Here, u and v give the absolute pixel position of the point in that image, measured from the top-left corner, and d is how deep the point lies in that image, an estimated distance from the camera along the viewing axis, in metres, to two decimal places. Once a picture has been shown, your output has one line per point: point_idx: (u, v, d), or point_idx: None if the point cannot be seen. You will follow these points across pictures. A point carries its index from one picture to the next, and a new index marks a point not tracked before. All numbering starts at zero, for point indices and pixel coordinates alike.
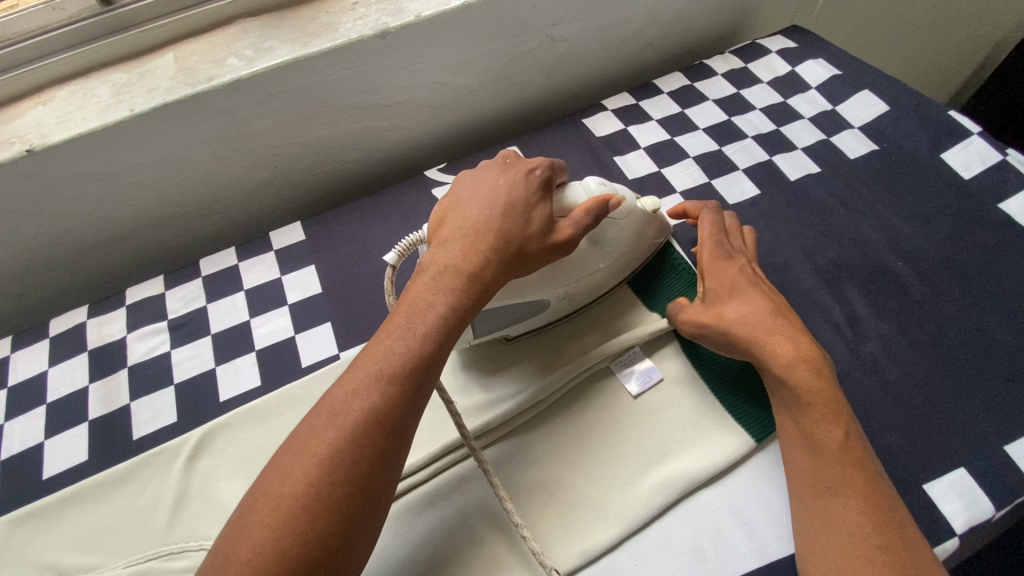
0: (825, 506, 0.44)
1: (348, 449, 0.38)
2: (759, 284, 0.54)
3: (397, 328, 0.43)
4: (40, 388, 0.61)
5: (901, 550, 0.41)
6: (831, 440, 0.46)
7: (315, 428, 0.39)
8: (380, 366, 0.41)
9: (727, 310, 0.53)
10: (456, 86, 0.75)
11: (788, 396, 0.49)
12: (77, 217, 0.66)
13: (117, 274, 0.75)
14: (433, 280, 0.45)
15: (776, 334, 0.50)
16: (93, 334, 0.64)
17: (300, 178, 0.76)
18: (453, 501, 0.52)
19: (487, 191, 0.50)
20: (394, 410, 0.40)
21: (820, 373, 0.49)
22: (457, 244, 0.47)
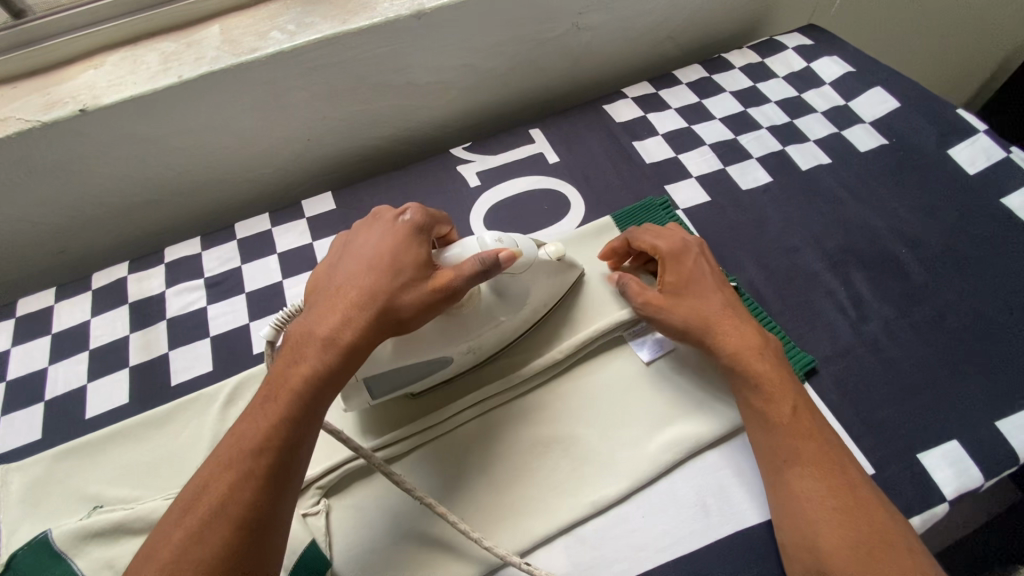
0: (784, 476, 0.47)
1: (209, 533, 0.38)
2: (715, 287, 0.57)
3: (259, 403, 0.44)
4: (83, 336, 0.65)
5: (859, 510, 0.44)
6: (783, 415, 0.49)
7: (188, 507, 0.40)
8: (234, 446, 0.42)
9: (689, 311, 0.55)
10: (483, 68, 0.78)
11: (740, 382, 0.52)
12: (120, 177, 0.70)
13: (153, 236, 0.78)
14: (290, 352, 0.46)
15: (719, 329, 0.54)
16: (133, 288, 0.68)
17: (331, 151, 0.79)
18: (470, 453, 0.55)
19: (355, 252, 0.50)
20: (252, 490, 0.40)
21: (768, 360, 0.52)
22: (313, 315, 0.47)
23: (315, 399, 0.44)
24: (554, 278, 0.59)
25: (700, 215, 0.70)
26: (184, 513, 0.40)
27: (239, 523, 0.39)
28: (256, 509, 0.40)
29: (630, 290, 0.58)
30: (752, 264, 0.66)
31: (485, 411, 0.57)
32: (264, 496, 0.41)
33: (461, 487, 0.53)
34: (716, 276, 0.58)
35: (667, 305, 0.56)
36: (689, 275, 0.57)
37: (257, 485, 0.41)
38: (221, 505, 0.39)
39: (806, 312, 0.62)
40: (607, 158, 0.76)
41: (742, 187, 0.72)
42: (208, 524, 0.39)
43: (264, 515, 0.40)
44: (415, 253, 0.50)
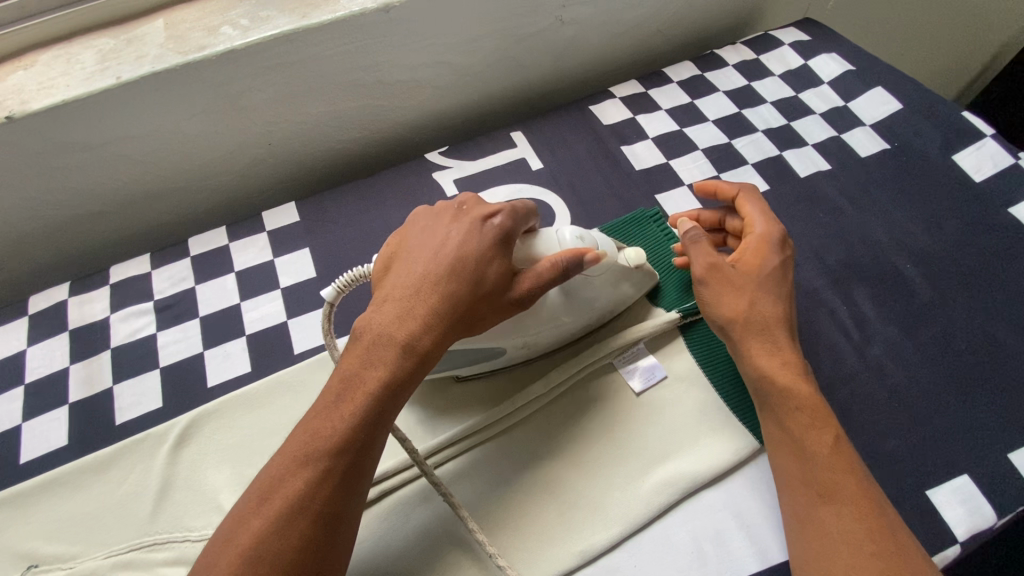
0: (817, 514, 0.43)
1: (274, 540, 0.37)
2: (787, 293, 0.52)
3: (330, 401, 0.41)
4: (18, 368, 0.58)
5: (898, 553, 0.40)
6: (821, 447, 0.45)
7: (257, 507, 0.38)
8: (303, 447, 0.40)
9: (748, 304, 0.50)
10: (460, 66, 0.73)
11: (776, 400, 0.48)
12: (59, 189, 0.63)
13: (100, 251, 0.72)
14: (367, 349, 0.43)
15: (774, 338, 0.49)
16: (75, 312, 0.62)
17: (296, 158, 0.73)
18: (445, 498, 0.50)
19: (428, 244, 0.47)
20: (321, 499, 0.38)
21: (808, 385, 0.48)
22: (392, 308, 0.44)
23: (389, 406, 0.42)
24: (621, 288, 0.55)
25: None
26: (253, 508, 0.38)
27: (310, 532, 0.37)
28: (324, 519, 0.38)
29: (698, 250, 0.53)
30: None
31: (464, 449, 0.52)
32: (331, 506, 0.39)
33: (443, 531, 0.49)
34: (790, 288, 0.53)
35: (730, 287, 0.51)
36: (765, 271, 0.52)
37: (327, 488, 0.39)
38: (292, 506, 0.38)
39: (807, 334, 0.58)
40: (595, 164, 0.71)
41: None
42: (278, 528, 0.37)
43: (334, 518, 0.39)
44: (494, 252, 0.46)
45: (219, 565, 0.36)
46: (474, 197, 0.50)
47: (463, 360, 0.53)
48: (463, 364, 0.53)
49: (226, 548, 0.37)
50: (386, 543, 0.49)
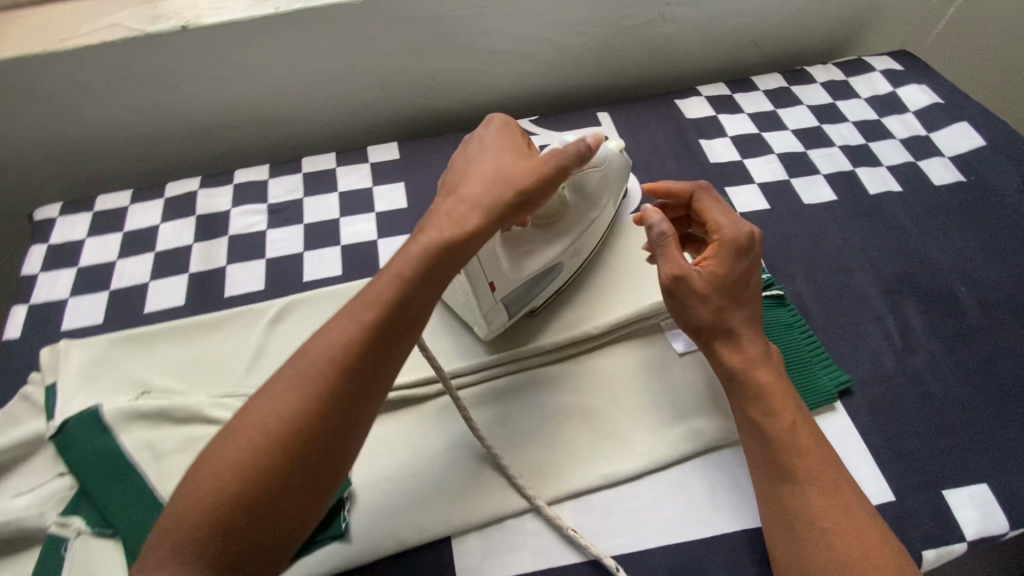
0: (779, 492, 0.46)
1: (303, 404, 0.37)
2: (749, 290, 0.53)
3: (378, 276, 0.40)
4: (151, 239, 0.69)
5: (865, 532, 0.43)
6: (783, 432, 0.47)
7: (289, 370, 0.38)
8: (344, 321, 0.39)
9: (714, 311, 0.51)
10: (563, 45, 0.79)
11: (741, 392, 0.50)
12: (207, 97, 0.74)
13: (224, 159, 0.82)
14: (422, 234, 0.42)
15: (739, 338, 0.51)
16: (202, 202, 0.72)
17: (404, 105, 0.81)
18: (491, 408, 0.57)
19: (488, 147, 0.46)
20: (356, 371, 0.38)
21: (774, 373, 0.50)
22: (454, 198, 0.43)
23: (429, 293, 0.41)
24: (621, 176, 0.63)
25: (757, 221, 0.69)
26: (288, 371, 0.38)
27: (340, 398, 0.38)
28: (354, 387, 0.38)
29: (670, 256, 0.50)
30: (801, 277, 0.65)
31: (513, 370, 0.58)
32: (364, 376, 0.38)
33: (482, 438, 0.55)
34: (754, 278, 0.53)
35: (697, 291, 0.50)
36: (736, 274, 0.51)
37: (365, 363, 0.38)
38: (327, 371, 0.37)
39: (850, 333, 0.61)
40: (672, 151, 0.76)
41: (804, 201, 0.71)
42: (313, 389, 0.37)
43: (363, 392, 0.38)
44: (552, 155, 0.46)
45: (248, 416, 0.37)
46: (501, 116, 0.49)
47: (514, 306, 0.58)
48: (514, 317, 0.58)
49: (260, 407, 0.37)
50: (435, 434, 0.55)
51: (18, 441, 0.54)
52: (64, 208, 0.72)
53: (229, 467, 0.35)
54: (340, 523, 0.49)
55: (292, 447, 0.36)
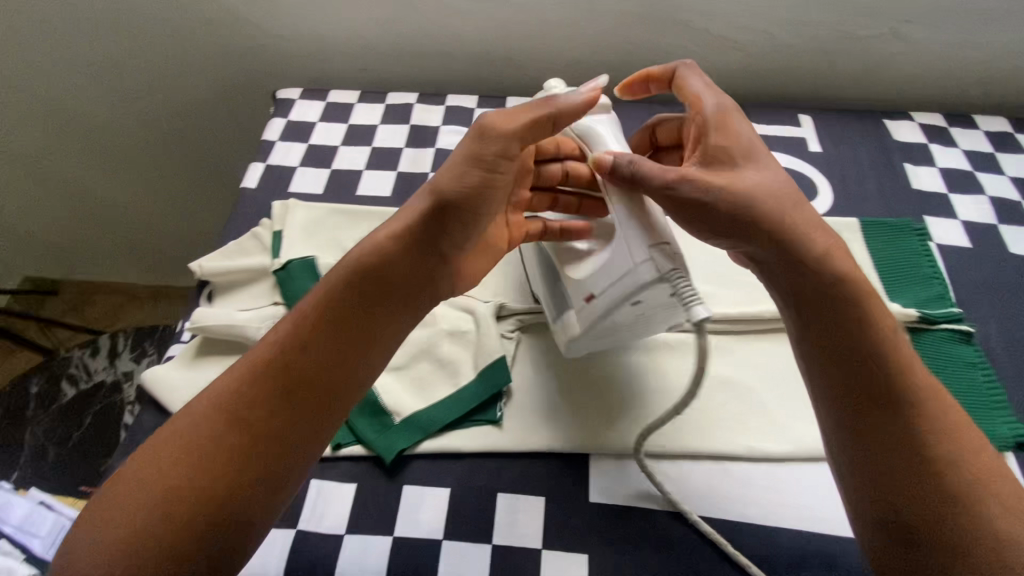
0: (879, 424, 0.41)
1: (229, 415, 0.43)
2: (755, 167, 0.48)
3: (293, 316, 0.47)
4: (371, 135, 0.79)
5: (971, 452, 0.40)
6: (880, 351, 0.43)
7: (218, 400, 0.43)
8: (264, 355, 0.45)
9: (760, 198, 0.46)
10: (780, 42, 0.81)
11: (834, 305, 0.44)
12: (444, 24, 0.83)
13: (435, 85, 0.92)
14: (360, 267, 0.49)
15: (811, 233, 0.46)
16: (417, 115, 0.81)
17: (609, 69, 0.87)
18: (647, 356, 0.60)
19: (452, 169, 0.51)
20: (263, 385, 0.44)
21: (853, 268, 0.45)
22: (401, 224, 0.50)
23: (327, 312, 0.47)
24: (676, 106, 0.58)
25: (953, 255, 0.66)
26: (211, 399, 0.43)
27: (248, 411, 0.43)
28: (277, 399, 0.44)
29: (669, 188, 0.47)
30: (994, 323, 0.61)
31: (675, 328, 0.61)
32: (277, 400, 0.44)
33: (633, 379, 0.58)
34: (742, 148, 0.49)
35: (732, 202, 0.46)
36: (741, 144, 0.49)
37: (271, 375, 0.44)
38: (248, 385, 0.44)
39: None
40: (870, 167, 0.75)
41: (1012, 249, 0.67)
42: (242, 406, 0.43)
43: (289, 399, 0.44)
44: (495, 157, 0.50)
45: (186, 426, 0.42)
46: (491, 113, 0.51)
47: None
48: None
49: (195, 419, 0.42)
50: (590, 363, 0.60)
51: (252, 267, 0.64)
52: (302, 94, 0.84)
53: (169, 466, 0.40)
54: (496, 411, 0.56)
55: (225, 447, 0.42)
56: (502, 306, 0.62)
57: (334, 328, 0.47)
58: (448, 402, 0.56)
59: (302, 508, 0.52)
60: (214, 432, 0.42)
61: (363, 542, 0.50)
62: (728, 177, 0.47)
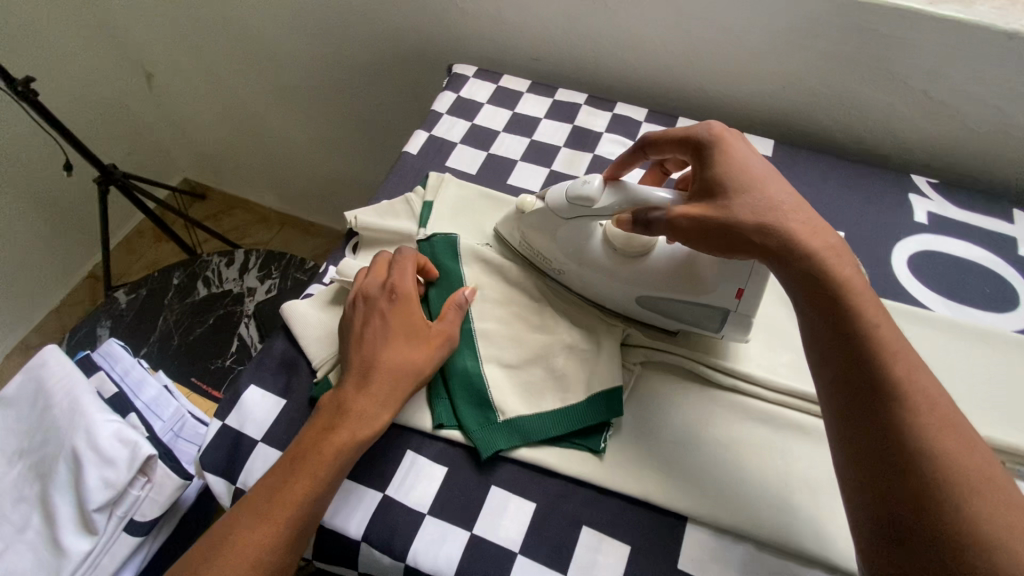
0: (879, 433, 0.38)
1: (282, 528, 0.45)
2: (760, 184, 0.50)
3: (307, 448, 0.48)
4: (533, 127, 0.79)
5: (937, 424, 0.37)
6: (872, 348, 0.41)
7: (261, 520, 0.45)
8: (289, 489, 0.46)
9: (757, 212, 0.48)
10: (1014, 123, 0.70)
11: (819, 303, 0.45)
12: (635, 32, 0.81)
13: (604, 89, 0.90)
14: (325, 459, 0.47)
15: (785, 217, 0.48)
16: (583, 116, 0.80)
17: (797, 111, 0.81)
18: (774, 433, 0.55)
19: (393, 371, 0.51)
20: (301, 504, 0.46)
21: (830, 253, 0.46)
22: (348, 421, 0.49)
23: (346, 435, 0.48)
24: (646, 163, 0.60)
25: None
26: (260, 519, 0.45)
27: (296, 522, 0.46)
28: (317, 504, 0.47)
29: (673, 225, 0.51)
30: None
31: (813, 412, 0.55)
32: (320, 505, 0.47)
33: (753, 453, 0.53)
34: (738, 164, 0.51)
35: (732, 225, 0.48)
36: (747, 166, 0.51)
37: (311, 496, 0.46)
38: (290, 508, 0.46)
39: None
40: None
41: None
42: (292, 521, 0.45)
43: (326, 496, 0.48)
44: (403, 362, 0.52)
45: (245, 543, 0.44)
46: (388, 347, 0.52)
47: (683, 316, 0.58)
48: (694, 325, 0.59)
49: (247, 540, 0.44)
50: (708, 422, 0.55)
51: (399, 231, 0.66)
52: (477, 73, 0.86)
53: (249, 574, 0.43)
54: (600, 441, 0.54)
55: (291, 542, 0.45)
56: (630, 333, 0.60)
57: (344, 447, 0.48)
58: (551, 417, 0.55)
59: (392, 475, 0.53)
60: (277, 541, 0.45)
61: (442, 528, 0.51)
62: (726, 204, 0.49)
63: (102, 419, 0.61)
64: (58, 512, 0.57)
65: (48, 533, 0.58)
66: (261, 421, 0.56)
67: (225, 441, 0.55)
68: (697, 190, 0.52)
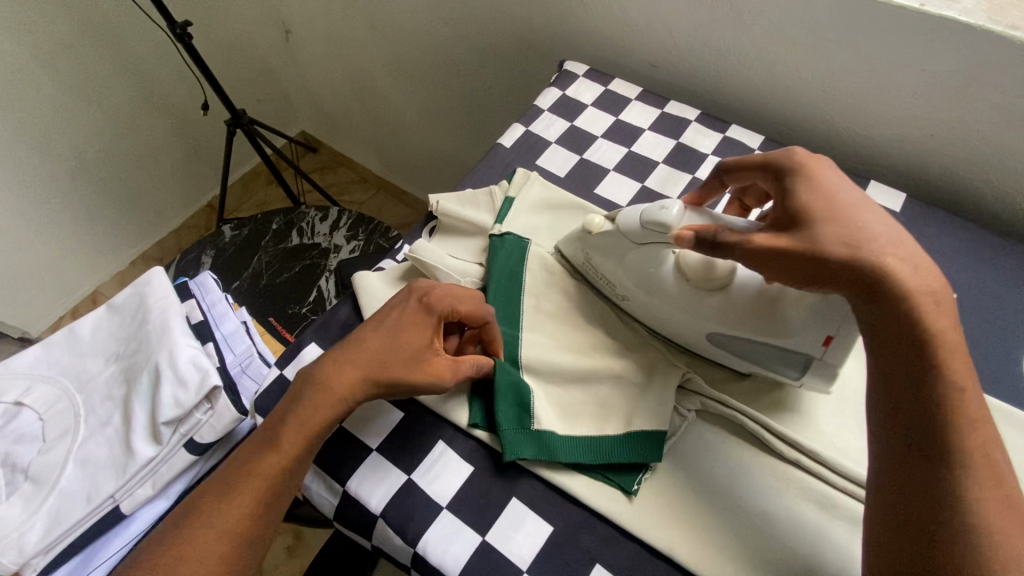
0: (942, 504, 0.37)
1: (241, 476, 0.49)
2: (849, 214, 0.45)
3: (285, 409, 0.51)
4: (633, 137, 0.75)
5: (993, 514, 0.36)
6: (953, 417, 0.39)
7: (234, 467, 0.50)
8: (261, 440, 0.50)
9: (847, 250, 0.43)
10: None
11: (898, 360, 0.41)
12: (765, 51, 0.74)
13: (720, 107, 0.84)
14: (294, 420, 0.50)
15: (892, 255, 0.43)
16: (689, 134, 0.75)
17: (941, 164, 0.71)
18: (828, 519, 0.49)
19: (373, 353, 0.52)
20: (263, 458, 0.49)
21: (939, 305, 0.42)
22: (321, 389, 0.50)
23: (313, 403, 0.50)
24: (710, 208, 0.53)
25: None
26: (233, 467, 0.50)
27: (255, 471, 0.49)
28: (277, 462, 0.49)
29: (744, 254, 0.47)
30: None
31: None
32: (278, 465, 0.49)
33: (802, 536, 0.48)
34: (826, 192, 0.47)
35: (820, 258, 0.44)
36: (843, 188, 0.47)
37: (273, 453, 0.49)
38: (256, 459, 0.49)
39: None
40: None
41: None
42: (250, 470, 0.49)
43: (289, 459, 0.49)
44: (390, 349, 0.52)
45: (213, 491, 0.49)
46: (379, 329, 0.53)
47: (754, 355, 0.54)
48: (768, 367, 0.54)
49: (218, 483, 0.49)
50: (756, 488, 0.51)
51: (475, 222, 0.67)
52: (588, 72, 0.83)
53: (206, 514, 0.48)
54: (632, 481, 0.51)
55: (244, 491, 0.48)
56: (688, 378, 0.56)
57: (305, 429, 0.50)
58: (585, 441, 0.53)
59: (419, 461, 0.54)
60: (236, 484, 0.49)
61: (454, 526, 0.51)
62: (814, 234, 0.44)
63: (183, 344, 0.67)
64: (134, 416, 0.65)
65: (122, 433, 0.65)
66: None
67: (278, 390, 0.59)
68: (778, 215, 0.48)
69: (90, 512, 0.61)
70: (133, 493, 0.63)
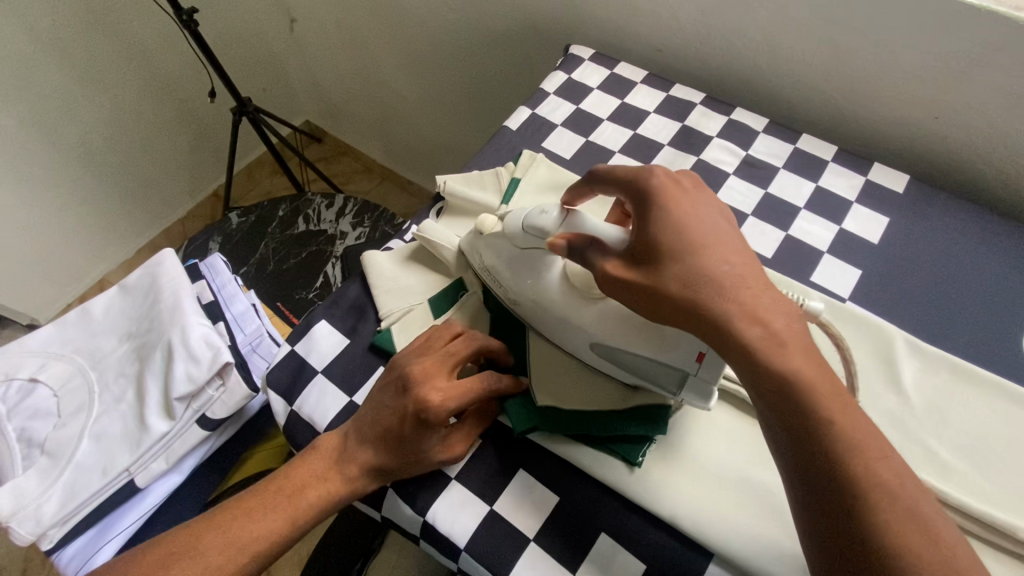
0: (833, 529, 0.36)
1: (239, 515, 0.51)
2: (697, 249, 0.44)
3: (290, 467, 0.53)
4: (639, 120, 0.76)
5: (894, 524, 0.35)
6: (828, 441, 0.37)
7: (236, 504, 0.52)
8: (267, 485, 0.53)
9: (689, 281, 0.43)
10: None
11: (773, 394, 0.40)
12: (770, 35, 0.75)
13: (725, 92, 0.85)
14: (295, 478, 0.52)
15: (745, 285, 0.42)
16: (695, 117, 0.76)
17: (945, 146, 0.71)
18: None
19: (365, 425, 0.51)
20: (263, 504, 0.52)
21: (798, 330, 0.41)
22: (320, 455, 0.52)
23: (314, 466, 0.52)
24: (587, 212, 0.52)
25: None
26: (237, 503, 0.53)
27: (251, 514, 0.51)
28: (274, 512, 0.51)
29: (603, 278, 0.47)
30: None
31: None
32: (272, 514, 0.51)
33: None
34: (671, 224, 0.45)
35: (659, 294, 0.43)
36: (694, 214, 0.45)
37: (273, 500, 0.52)
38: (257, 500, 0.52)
39: None
40: None
41: None
42: (250, 510, 0.51)
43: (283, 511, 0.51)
44: (379, 422, 0.51)
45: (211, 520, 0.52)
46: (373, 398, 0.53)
47: (642, 369, 0.51)
48: (652, 382, 0.51)
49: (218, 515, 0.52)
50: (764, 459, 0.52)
51: (482, 203, 0.67)
52: (593, 56, 0.84)
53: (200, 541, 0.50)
54: (637, 454, 0.51)
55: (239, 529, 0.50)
56: None
57: (304, 485, 0.52)
58: (591, 416, 0.53)
59: None
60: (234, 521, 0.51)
61: (463, 496, 0.52)
62: (656, 269, 0.44)
63: (196, 322, 0.68)
64: (148, 393, 0.66)
65: (136, 409, 0.66)
66: (324, 353, 0.60)
67: (291, 365, 0.59)
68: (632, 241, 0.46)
69: (105, 485, 0.62)
70: (148, 467, 0.64)
